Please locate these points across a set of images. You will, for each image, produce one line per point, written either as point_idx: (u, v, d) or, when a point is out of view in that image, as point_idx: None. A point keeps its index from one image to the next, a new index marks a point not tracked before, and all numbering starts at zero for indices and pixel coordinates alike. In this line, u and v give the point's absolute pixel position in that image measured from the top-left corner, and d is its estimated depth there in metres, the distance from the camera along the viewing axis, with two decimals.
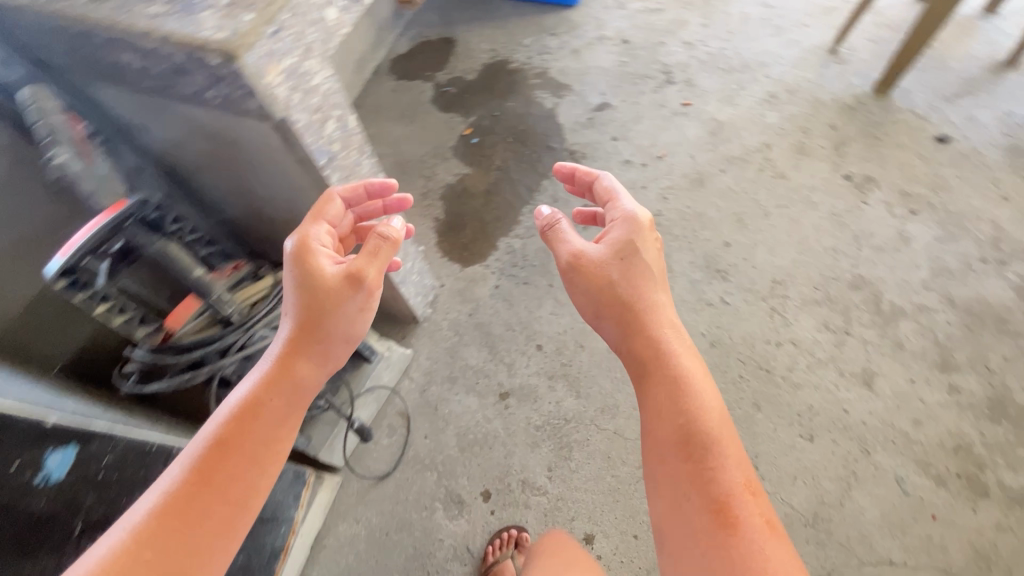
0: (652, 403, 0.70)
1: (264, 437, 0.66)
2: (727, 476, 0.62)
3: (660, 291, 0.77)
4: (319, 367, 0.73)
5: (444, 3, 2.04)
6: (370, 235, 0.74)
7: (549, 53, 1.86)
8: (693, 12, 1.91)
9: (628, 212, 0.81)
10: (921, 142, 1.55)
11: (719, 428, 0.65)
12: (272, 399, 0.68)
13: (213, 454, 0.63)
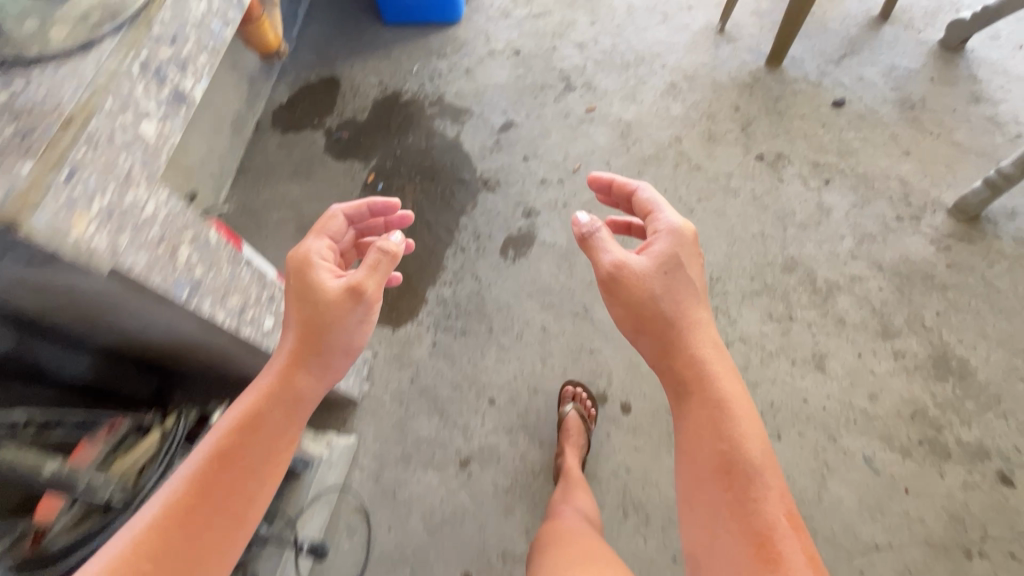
0: (695, 425, 0.79)
1: (265, 452, 0.76)
2: (768, 508, 0.69)
3: (702, 308, 0.85)
4: (317, 381, 0.83)
5: (319, 39, 1.89)
6: (368, 251, 0.83)
7: (441, 77, 1.76)
8: (578, 10, 1.85)
9: (673, 225, 0.88)
10: (820, 110, 1.56)
11: (761, 460, 0.73)
12: (271, 414, 0.78)
13: (218, 466, 0.72)
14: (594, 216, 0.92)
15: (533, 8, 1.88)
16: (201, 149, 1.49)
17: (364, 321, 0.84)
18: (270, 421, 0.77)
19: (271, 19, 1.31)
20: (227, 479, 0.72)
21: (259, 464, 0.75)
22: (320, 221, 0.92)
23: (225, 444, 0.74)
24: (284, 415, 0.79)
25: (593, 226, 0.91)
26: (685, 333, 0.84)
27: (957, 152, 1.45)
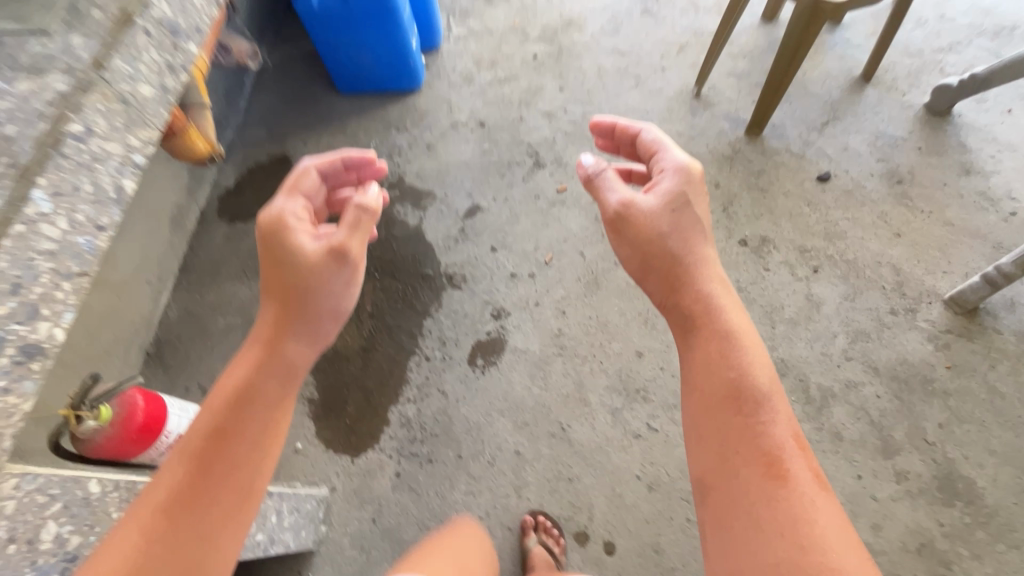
0: (703, 359, 0.81)
1: (262, 421, 0.73)
2: (775, 431, 0.73)
3: (707, 245, 0.90)
4: (309, 346, 0.82)
5: (269, 112, 1.76)
6: (348, 209, 0.83)
7: (401, 153, 1.64)
8: (545, 74, 1.74)
9: (678, 162, 0.94)
10: (804, 185, 1.47)
11: (769, 387, 0.76)
12: (265, 383, 0.76)
13: (212, 443, 0.69)
14: (599, 158, 0.98)
15: (497, 72, 1.77)
16: (134, 257, 1.35)
17: (352, 282, 0.85)
18: (264, 389, 0.75)
19: (200, 129, 1.18)
20: (226, 453, 0.69)
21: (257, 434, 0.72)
22: (291, 178, 0.89)
23: (219, 419, 0.71)
24: (277, 383, 0.77)
25: (598, 168, 0.97)
26: (690, 269, 0.89)
27: (950, 233, 1.36)
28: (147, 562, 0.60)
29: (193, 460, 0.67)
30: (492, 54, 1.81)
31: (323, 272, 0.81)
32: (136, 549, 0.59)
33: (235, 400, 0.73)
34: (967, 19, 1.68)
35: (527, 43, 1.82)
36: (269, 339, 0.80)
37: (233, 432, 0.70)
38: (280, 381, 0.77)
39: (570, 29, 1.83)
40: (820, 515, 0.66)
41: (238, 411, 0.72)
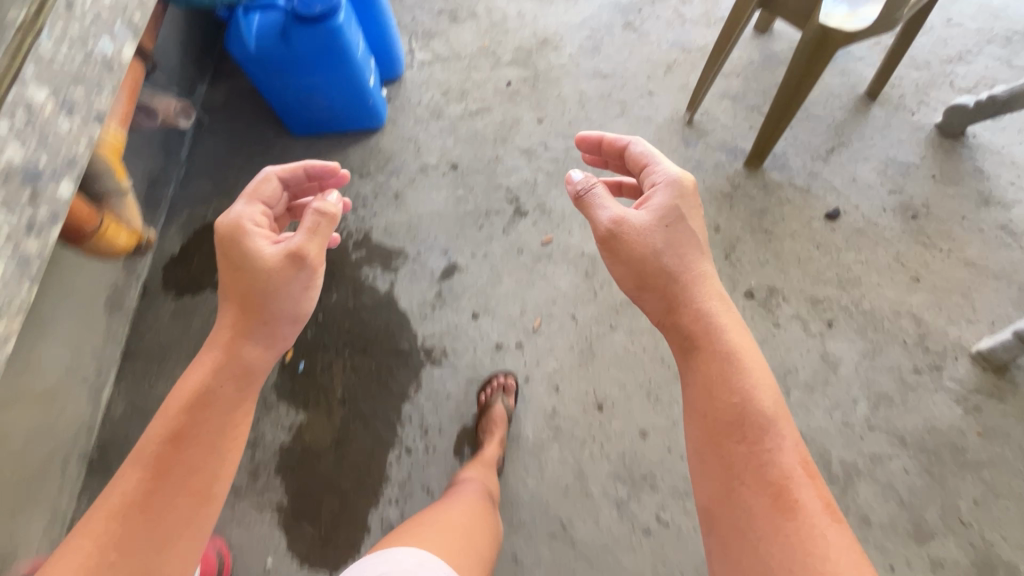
0: (704, 383, 0.78)
1: (216, 427, 0.76)
2: (783, 458, 0.69)
3: (705, 260, 0.85)
4: (266, 349, 0.84)
5: (215, 162, 1.58)
6: (305, 214, 0.83)
7: (366, 205, 1.47)
8: (521, 103, 1.58)
9: (670, 176, 0.87)
10: (811, 225, 1.34)
11: (773, 410, 0.73)
12: (222, 388, 0.79)
13: (168, 448, 0.72)
14: (587, 173, 0.91)
15: (468, 104, 1.60)
16: (65, 357, 1.18)
17: (310, 285, 0.86)
18: (221, 395, 0.78)
19: (120, 217, 1.00)
20: (179, 459, 0.73)
21: (212, 440, 0.75)
22: (251, 185, 0.90)
23: (173, 425, 0.74)
24: (234, 388, 0.80)
25: (588, 184, 0.90)
26: (687, 286, 0.84)
27: (972, 275, 1.25)
28: (103, 569, 0.64)
29: (149, 466, 0.71)
30: (461, 83, 1.63)
31: (280, 279, 0.82)
32: (91, 559, 0.64)
33: (190, 406, 0.76)
34: (975, 23, 1.54)
35: (499, 68, 1.64)
36: (226, 343, 0.82)
37: (188, 438, 0.74)
38: (235, 386, 0.80)
39: (546, 50, 1.66)
40: (835, 552, 0.62)
41: (194, 416, 0.75)
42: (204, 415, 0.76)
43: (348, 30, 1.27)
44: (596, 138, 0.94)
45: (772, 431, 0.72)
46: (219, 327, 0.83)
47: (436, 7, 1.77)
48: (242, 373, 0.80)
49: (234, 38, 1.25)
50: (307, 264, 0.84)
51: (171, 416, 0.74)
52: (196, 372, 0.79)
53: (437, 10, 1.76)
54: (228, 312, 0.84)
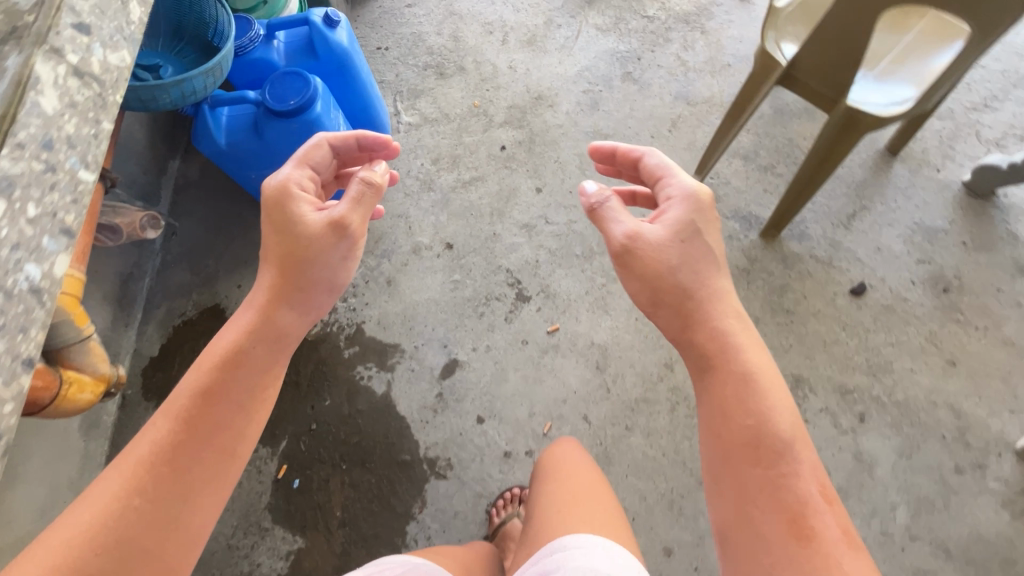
0: (720, 399, 0.73)
1: (246, 388, 0.73)
2: (798, 484, 0.66)
3: (723, 278, 0.80)
4: (302, 317, 0.81)
5: (192, 249, 1.47)
6: (352, 181, 0.80)
7: (356, 293, 1.36)
8: (517, 170, 1.47)
9: (686, 190, 0.81)
10: (836, 302, 1.25)
11: (791, 434, 0.68)
12: (254, 349, 0.75)
13: (198, 404, 0.69)
14: (601, 185, 0.84)
15: (460, 172, 1.49)
16: (40, 497, 1.09)
17: (348, 257, 0.83)
18: (254, 354, 0.75)
19: (79, 368, 0.90)
20: (209, 414, 0.70)
21: (243, 400, 0.72)
22: (302, 149, 0.87)
23: (205, 380, 0.71)
24: (266, 350, 0.76)
25: (602, 197, 0.83)
26: (702, 304, 0.79)
27: (1011, 357, 1.17)
28: (126, 516, 0.62)
29: (180, 420, 0.68)
30: (452, 148, 1.53)
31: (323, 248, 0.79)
32: (115, 505, 0.62)
33: (223, 364, 0.73)
34: (1000, 65, 1.44)
35: (491, 130, 1.54)
36: (262, 305, 0.79)
37: (220, 396, 0.71)
38: (267, 349, 0.77)
39: (541, 107, 1.55)
40: None
41: (226, 374, 0.72)
42: (237, 375, 0.73)
43: (327, 118, 1.15)
44: (610, 148, 0.87)
45: (790, 455, 0.68)
46: (256, 287, 0.80)
47: (422, 62, 1.66)
48: (275, 335, 0.78)
49: (202, 136, 1.13)
50: (349, 234, 0.81)
51: (201, 373, 0.71)
52: (230, 331, 0.76)
53: (422, 65, 1.66)
54: (265, 274, 0.81)
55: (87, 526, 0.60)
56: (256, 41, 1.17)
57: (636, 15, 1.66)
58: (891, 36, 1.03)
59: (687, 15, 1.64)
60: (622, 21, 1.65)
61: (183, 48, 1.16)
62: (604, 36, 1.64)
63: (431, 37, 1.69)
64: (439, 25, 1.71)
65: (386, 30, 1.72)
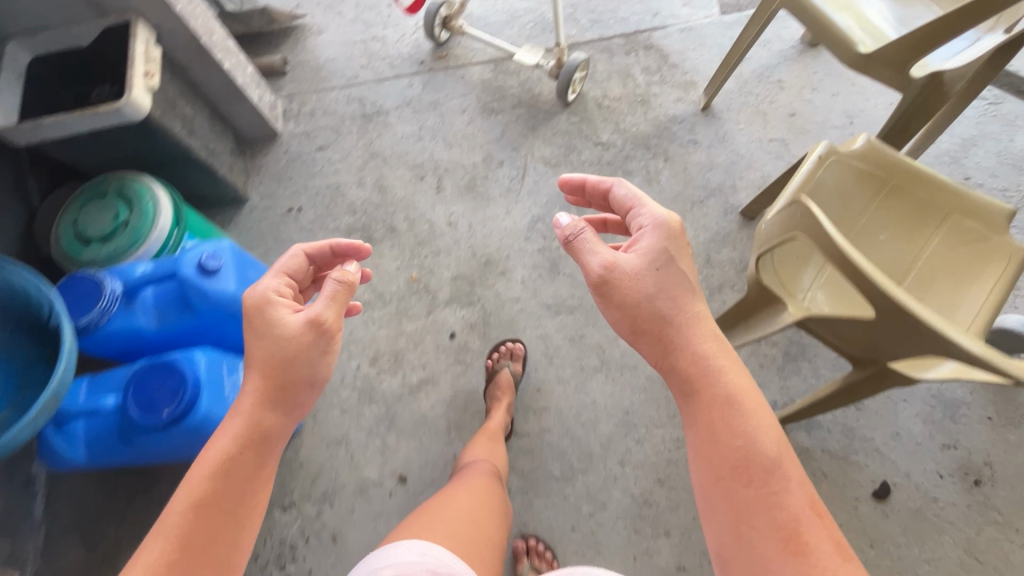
0: (707, 426, 0.67)
1: (239, 497, 0.65)
2: (789, 498, 0.60)
3: (699, 302, 0.74)
4: (286, 417, 0.72)
5: (83, 513, 1.18)
6: (324, 281, 0.75)
7: (296, 557, 1.12)
8: (473, 365, 1.25)
9: (657, 217, 0.76)
10: (858, 511, 1.08)
11: (778, 450, 0.63)
12: (242, 456, 0.67)
13: (192, 519, 0.62)
14: (575, 216, 0.78)
15: (405, 373, 1.25)
16: None
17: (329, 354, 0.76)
18: (243, 458, 0.67)
19: None
20: (204, 529, 0.62)
21: (237, 505, 0.65)
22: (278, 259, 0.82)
23: (198, 494, 0.63)
24: (255, 456, 0.68)
25: (576, 227, 0.77)
26: (681, 329, 0.73)
27: None
28: None
29: (176, 541, 0.60)
30: (392, 341, 1.28)
31: (306, 343, 0.72)
32: None
33: (214, 476, 0.65)
34: (997, 181, 1.30)
35: (436, 311, 1.30)
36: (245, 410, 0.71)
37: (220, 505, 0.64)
38: (257, 454, 0.68)
39: (490, 277, 1.31)
40: None
41: (222, 481, 0.65)
42: (225, 486, 0.65)
43: (221, 404, 0.89)
44: (579, 180, 0.83)
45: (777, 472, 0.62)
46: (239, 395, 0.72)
47: (344, 225, 1.39)
48: (260, 433, 0.69)
49: (54, 456, 0.88)
50: (327, 330, 0.74)
51: (194, 489, 0.63)
52: (217, 441, 0.68)
53: (345, 229, 1.39)
54: (251, 379, 0.72)
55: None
56: (111, 310, 0.90)
57: (588, 142, 1.43)
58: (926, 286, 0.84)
59: (646, 138, 1.42)
60: (572, 152, 1.43)
61: (8, 335, 0.89)
62: (554, 173, 1.41)
63: (352, 189, 1.43)
64: (360, 173, 1.45)
65: (296, 184, 1.45)
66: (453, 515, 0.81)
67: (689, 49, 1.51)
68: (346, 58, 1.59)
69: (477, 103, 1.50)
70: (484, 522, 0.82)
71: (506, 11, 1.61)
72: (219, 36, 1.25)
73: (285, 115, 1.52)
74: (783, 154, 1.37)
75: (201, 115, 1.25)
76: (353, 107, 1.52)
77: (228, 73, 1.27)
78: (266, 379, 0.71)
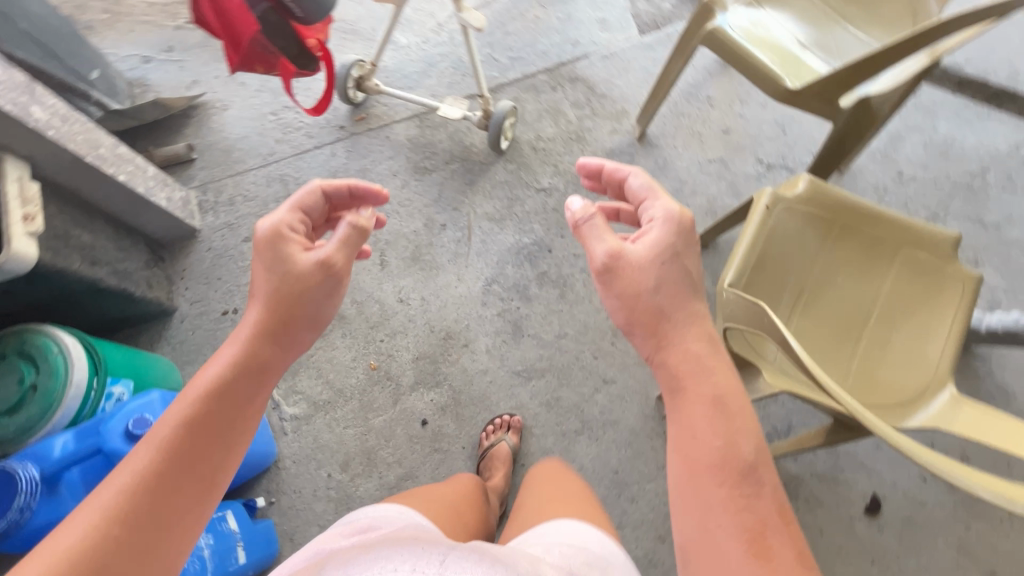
0: (688, 422, 0.62)
1: (230, 421, 0.62)
2: (760, 503, 0.56)
3: (700, 303, 0.67)
4: (286, 351, 0.69)
5: None
6: (340, 223, 0.71)
7: None
8: (451, 449, 1.18)
9: (671, 211, 0.69)
10: (855, 530, 1.09)
11: (757, 458, 0.58)
12: (239, 382, 0.64)
13: (183, 436, 0.58)
14: (587, 200, 0.70)
15: (381, 473, 1.17)
16: None
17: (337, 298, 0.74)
18: (240, 385, 0.64)
19: None
20: (192, 445, 0.59)
21: (228, 428, 0.62)
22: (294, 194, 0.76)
23: (190, 414, 0.60)
24: (252, 383, 0.65)
25: (588, 211, 0.70)
26: (678, 325, 0.66)
27: None
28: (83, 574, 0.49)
29: (165, 452, 0.57)
30: (361, 440, 1.20)
31: (315, 286, 0.70)
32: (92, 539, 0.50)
33: (207, 399, 0.61)
34: (928, 171, 1.33)
35: (403, 399, 1.22)
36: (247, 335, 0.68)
37: (219, 420, 0.61)
38: (254, 381, 0.65)
39: (454, 351, 1.25)
40: None
41: (219, 404, 0.62)
42: (219, 408, 0.62)
43: None
44: (597, 166, 0.74)
45: (753, 478, 0.58)
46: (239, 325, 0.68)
47: None
48: (258, 364, 0.66)
49: None
50: (338, 273, 0.71)
51: (188, 408, 0.60)
52: (214, 363, 0.64)
53: None
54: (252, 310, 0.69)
55: (68, 551, 0.49)
56: (31, 503, 0.81)
57: (529, 190, 1.38)
58: (891, 324, 0.83)
59: None
60: (515, 202, 1.37)
61: None
62: (501, 228, 1.35)
63: None
64: None
65: (227, 284, 1.33)
66: (438, 504, 0.85)
67: (615, 76, 1.48)
68: (259, 133, 1.47)
69: (408, 163, 1.42)
70: (465, 513, 0.89)
71: (421, 58, 1.53)
72: (108, 146, 1.12)
73: (202, 207, 1.40)
74: (724, 174, 1.36)
75: (102, 237, 1.12)
76: (275, 187, 1.42)
77: (126, 185, 1.14)
78: (277, 312, 0.68)
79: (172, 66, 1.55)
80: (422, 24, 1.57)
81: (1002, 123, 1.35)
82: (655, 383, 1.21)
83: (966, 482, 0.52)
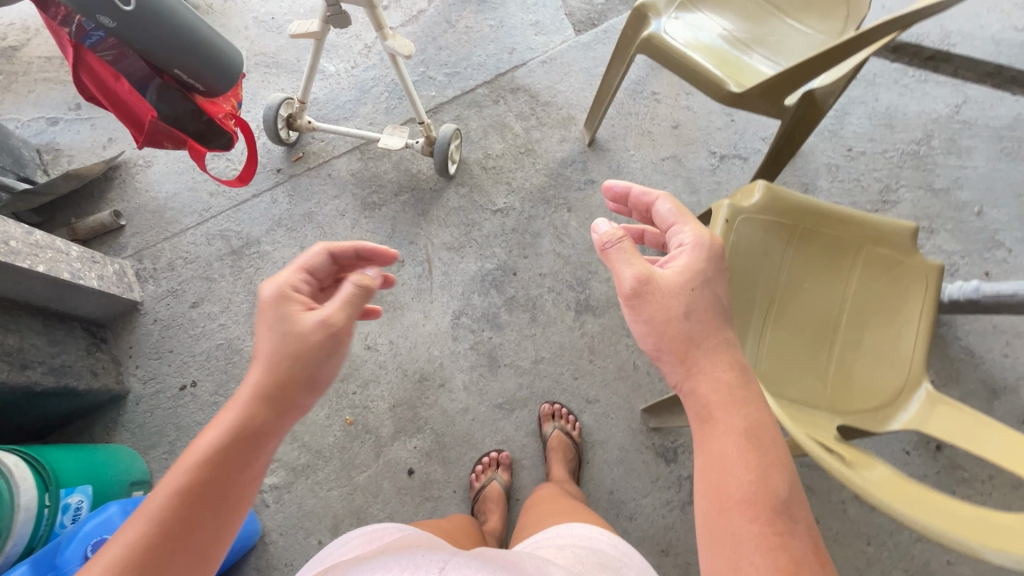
0: (716, 453, 0.55)
1: (226, 495, 0.53)
2: (795, 544, 0.49)
3: (731, 330, 0.62)
4: (288, 417, 0.60)
5: None
6: (346, 284, 0.63)
7: None
8: (441, 495, 1.15)
9: (700, 238, 0.65)
10: (848, 514, 1.11)
11: (792, 495, 0.51)
12: (240, 449, 0.55)
13: (174, 515, 0.50)
14: (614, 224, 0.66)
15: None
16: None
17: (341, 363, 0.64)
18: (240, 453, 0.55)
19: None
20: (183, 522, 0.50)
21: (223, 503, 0.53)
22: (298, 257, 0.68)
23: (184, 486, 0.51)
24: (254, 452, 0.56)
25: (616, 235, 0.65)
26: (709, 352, 0.60)
27: None
28: None
29: (153, 531, 0.49)
30: (347, 500, 1.15)
31: (316, 348, 0.61)
32: None
33: (205, 470, 0.53)
34: (876, 143, 1.33)
35: (386, 451, 1.18)
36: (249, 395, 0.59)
37: (216, 492, 0.53)
38: (256, 449, 0.56)
39: (431, 393, 1.21)
40: None
41: (217, 474, 0.53)
42: (216, 479, 0.53)
43: None
44: (626, 188, 0.70)
45: (787, 516, 0.50)
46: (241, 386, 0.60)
47: None
48: (255, 430, 0.56)
49: None
50: (339, 335, 0.62)
51: (182, 479, 0.52)
52: (213, 428, 0.56)
53: None
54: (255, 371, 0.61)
55: None
56: None
57: (485, 213, 1.33)
58: (858, 326, 0.83)
59: (543, 190, 1.34)
60: (472, 227, 1.32)
61: None
62: (461, 257, 1.30)
63: (247, 341, 1.26)
64: (249, 320, 1.27)
65: (180, 356, 1.25)
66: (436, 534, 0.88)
67: (557, 82, 1.43)
68: (191, 188, 1.38)
69: (355, 200, 1.36)
70: (462, 539, 0.92)
71: (353, 85, 1.45)
72: (19, 235, 1.03)
73: (140, 276, 1.30)
74: (679, 170, 1.34)
75: (29, 335, 1.04)
76: (216, 245, 1.33)
77: (48, 275, 1.04)
78: (279, 372, 0.59)
79: (83, 124, 1.43)
80: (349, 48, 1.49)
81: (941, 87, 1.36)
82: (639, 396, 1.20)
83: (968, 541, 0.48)
